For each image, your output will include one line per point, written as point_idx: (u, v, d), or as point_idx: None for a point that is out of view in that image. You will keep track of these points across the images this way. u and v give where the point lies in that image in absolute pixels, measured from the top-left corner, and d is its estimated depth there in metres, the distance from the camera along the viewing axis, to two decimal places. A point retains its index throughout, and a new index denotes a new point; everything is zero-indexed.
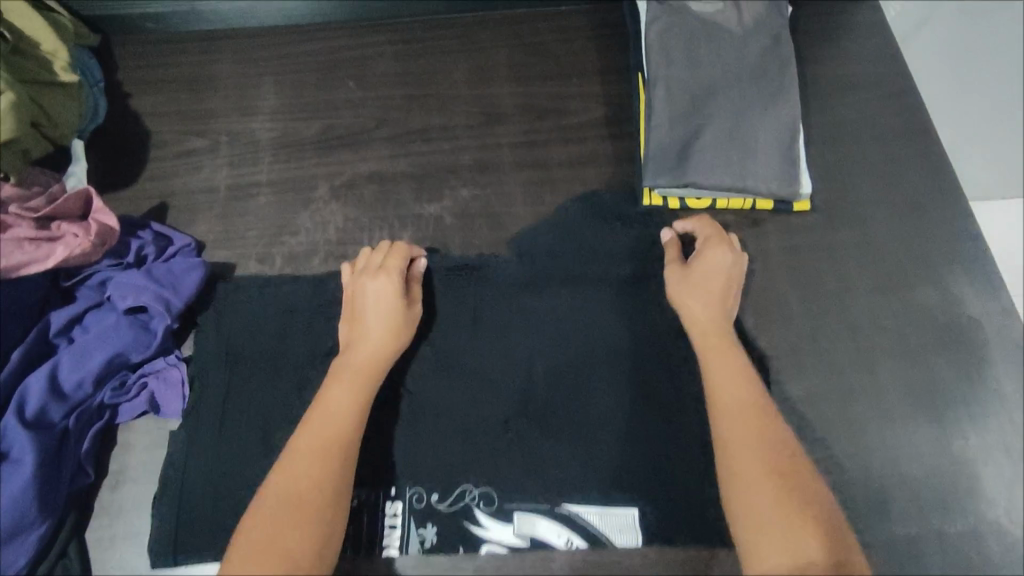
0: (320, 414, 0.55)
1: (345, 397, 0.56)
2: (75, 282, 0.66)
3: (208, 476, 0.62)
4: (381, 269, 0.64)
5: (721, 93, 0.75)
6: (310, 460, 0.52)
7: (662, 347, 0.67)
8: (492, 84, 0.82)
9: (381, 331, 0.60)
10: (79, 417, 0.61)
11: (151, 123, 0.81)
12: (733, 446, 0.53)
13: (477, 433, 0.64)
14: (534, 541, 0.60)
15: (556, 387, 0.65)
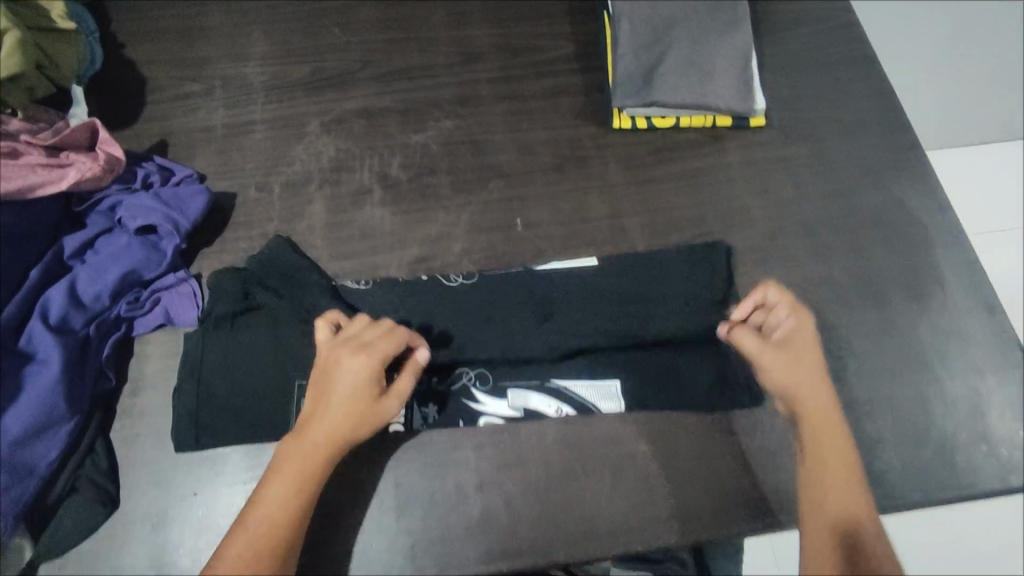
0: (259, 517, 0.55)
1: (282, 497, 0.56)
2: (86, 207, 0.71)
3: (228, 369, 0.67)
4: (362, 347, 0.61)
5: (680, 25, 0.82)
6: (240, 557, 0.54)
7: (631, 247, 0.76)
8: (469, 27, 0.88)
9: (339, 429, 0.59)
10: (98, 326, 0.66)
11: (147, 70, 0.85)
12: (830, 479, 0.60)
13: (467, 317, 0.70)
14: (526, 411, 0.67)
15: (534, 275, 0.72)
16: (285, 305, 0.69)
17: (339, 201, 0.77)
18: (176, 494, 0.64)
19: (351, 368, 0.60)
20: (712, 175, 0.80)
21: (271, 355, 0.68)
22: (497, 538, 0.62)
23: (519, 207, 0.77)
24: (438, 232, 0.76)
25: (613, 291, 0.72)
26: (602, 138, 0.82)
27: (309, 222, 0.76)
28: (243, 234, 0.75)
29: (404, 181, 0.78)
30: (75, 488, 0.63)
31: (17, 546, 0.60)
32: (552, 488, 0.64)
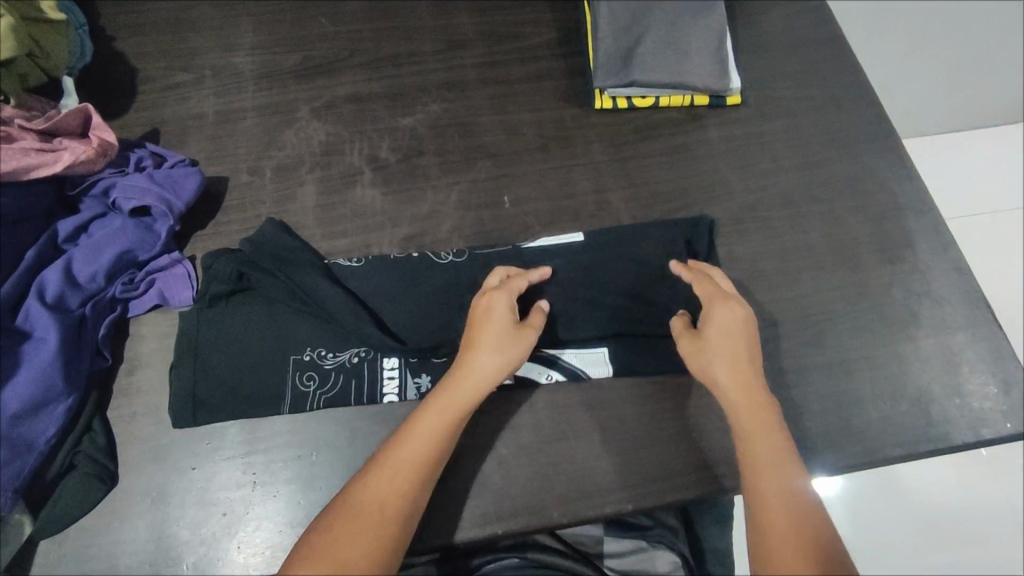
0: (402, 458, 0.56)
1: (421, 445, 0.57)
2: (80, 191, 0.72)
3: (225, 345, 0.68)
4: (506, 291, 0.65)
5: (657, 8, 0.85)
6: (388, 481, 0.55)
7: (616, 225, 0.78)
8: (454, 15, 0.90)
9: (494, 374, 0.60)
10: (94, 306, 0.67)
11: (137, 61, 0.86)
12: (771, 472, 0.56)
13: (460, 289, 0.72)
14: (516, 378, 0.68)
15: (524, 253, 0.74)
16: (281, 281, 0.70)
17: (331, 183, 0.78)
18: (175, 468, 0.65)
19: (499, 308, 0.64)
20: (692, 151, 0.83)
21: (269, 332, 0.69)
22: (493, 501, 0.64)
23: (506, 185, 0.79)
24: (428, 211, 0.78)
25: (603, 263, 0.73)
26: (585, 119, 0.84)
27: (301, 203, 0.77)
28: (236, 217, 0.77)
29: (394, 162, 0.80)
30: (74, 465, 0.63)
31: (16, 522, 0.59)
32: (545, 452, 0.66)
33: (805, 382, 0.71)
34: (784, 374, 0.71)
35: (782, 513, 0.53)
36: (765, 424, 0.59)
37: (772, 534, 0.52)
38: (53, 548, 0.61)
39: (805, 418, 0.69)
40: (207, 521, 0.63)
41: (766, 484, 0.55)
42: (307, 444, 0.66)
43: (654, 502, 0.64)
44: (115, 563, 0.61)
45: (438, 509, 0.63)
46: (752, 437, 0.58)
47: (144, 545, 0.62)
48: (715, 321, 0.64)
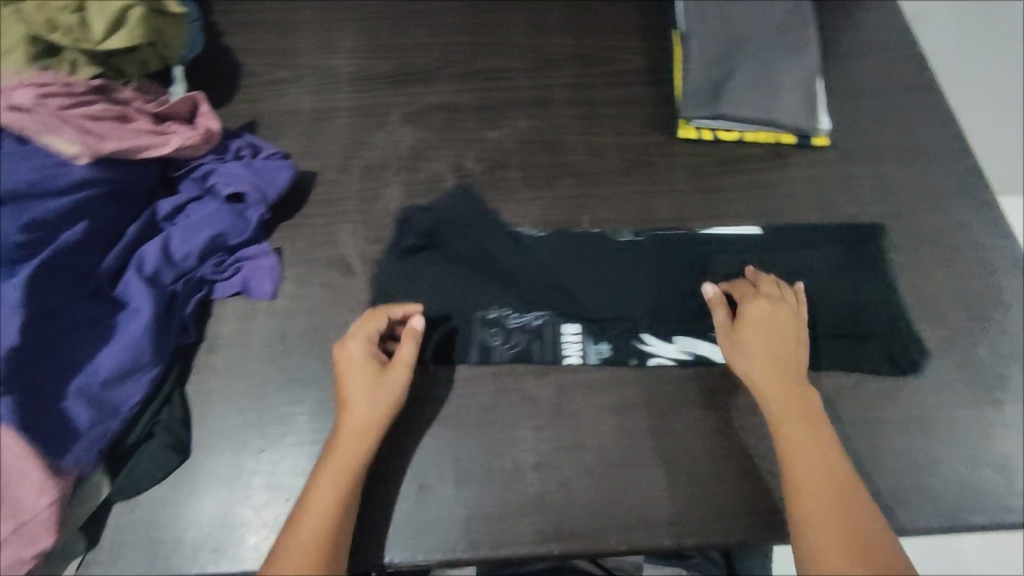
0: (318, 512, 0.57)
1: (333, 493, 0.58)
2: (182, 173, 0.75)
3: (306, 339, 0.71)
4: (354, 334, 0.64)
5: (751, 44, 0.85)
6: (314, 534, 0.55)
7: (714, 239, 0.78)
8: (545, 35, 0.92)
9: (373, 415, 0.61)
10: (185, 284, 0.70)
11: (242, 56, 0.91)
12: (823, 477, 0.59)
13: (578, 280, 0.74)
14: (602, 355, 0.70)
15: (621, 257, 0.76)
16: (471, 244, 0.76)
17: (416, 187, 0.80)
18: (245, 449, 0.66)
19: (351, 356, 0.63)
20: (775, 188, 0.82)
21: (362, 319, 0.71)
22: (553, 518, 0.63)
23: (587, 205, 0.80)
24: (509, 224, 0.79)
25: (723, 274, 0.75)
26: (669, 147, 0.85)
27: (386, 204, 0.79)
28: (322, 211, 0.79)
29: (478, 173, 0.82)
30: (152, 434, 0.65)
31: (95, 483, 0.61)
32: (609, 475, 0.65)
33: (882, 435, 0.68)
34: (860, 425, 0.69)
35: (827, 517, 0.56)
36: (817, 432, 0.61)
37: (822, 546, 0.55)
38: (127, 512, 0.63)
39: (879, 472, 0.67)
40: (272, 504, 0.64)
41: (812, 491, 0.58)
42: None
43: (715, 540, 0.63)
44: (182, 535, 0.62)
45: (497, 520, 0.63)
46: (798, 444, 0.61)
47: (210, 521, 0.63)
48: (745, 313, 0.67)
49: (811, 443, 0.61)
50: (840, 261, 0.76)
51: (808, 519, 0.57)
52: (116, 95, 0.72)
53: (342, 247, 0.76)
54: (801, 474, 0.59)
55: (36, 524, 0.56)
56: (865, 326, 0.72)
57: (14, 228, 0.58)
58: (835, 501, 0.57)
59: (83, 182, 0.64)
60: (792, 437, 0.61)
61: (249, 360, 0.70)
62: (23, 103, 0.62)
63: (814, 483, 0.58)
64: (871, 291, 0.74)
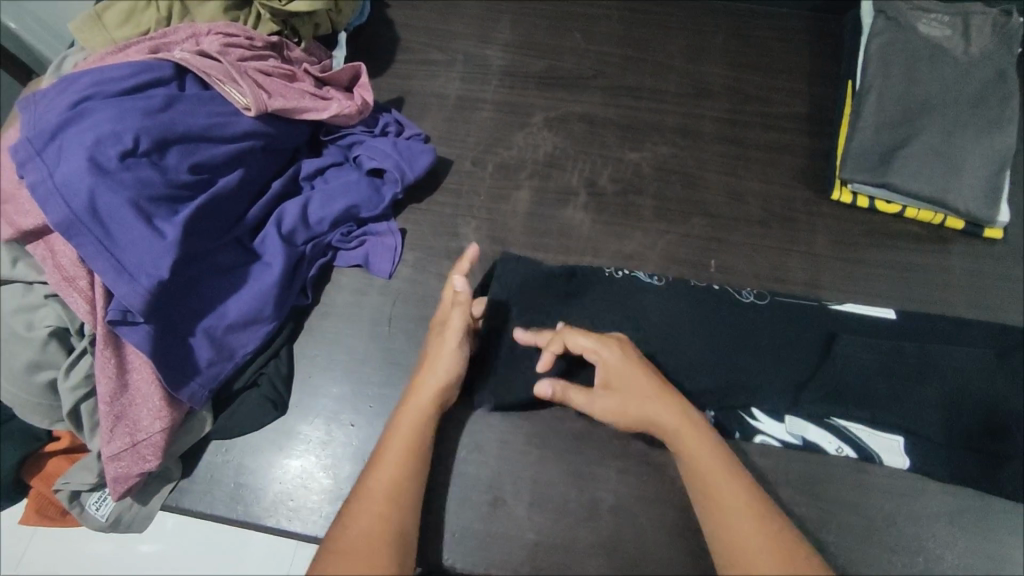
0: (381, 477, 0.56)
1: (393, 459, 0.57)
2: (330, 139, 0.77)
3: (413, 327, 0.72)
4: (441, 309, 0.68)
5: (936, 111, 0.77)
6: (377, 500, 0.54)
7: (867, 318, 0.71)
8: (706, 62, 0.88)
9: (437, 388, 0.62)
10: (314, 247, 0.72)
11: (402, 32, 0.92)
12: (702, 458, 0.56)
13: (716, 337, 0.68)
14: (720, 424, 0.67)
15: (763, 321, 0.70)
16: (597, 285, 0.72)
17: (545, 195, 0.79)
18: (336, 419, 0.68)
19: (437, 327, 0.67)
20: (927, 274, 0.75)
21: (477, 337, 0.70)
22: (623, 568, 0.61)
23: (716, 250, 0.76)
24: (632, 252, 0.76)
25: (872, 354, 0.67)
26: (817, 207, 0.79)
27: (513, 206, 0.79)
28: (450, 200, 0.79)
29: (610, 193, 0.79)
30: (256, 383, 0.68)
31: (200, 418, 0.65)
32: (688, 538, 0.62)
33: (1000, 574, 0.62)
34: (977, 557, 0.62)
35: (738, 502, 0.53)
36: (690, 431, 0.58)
37: (734, 536, 0.51)
38: (221, 451, 0.66)
39: None
40: (352, 478, 0.65)
41: (724, 500, 0.53)
42: (460, 440, 0.67)
43: None
44: (265, 487, 0.65)
45: (566, 554, 0.62)
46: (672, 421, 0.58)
47: (292, 480, 0.65)
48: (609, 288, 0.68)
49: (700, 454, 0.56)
50: (988, 359, 0.66)
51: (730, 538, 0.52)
52: (288, 53, 0.76)
53: (462, 241, 0.77)
54: (722, 488, 0.54)
55: (147, 446, 0.60)
56: (1001, 440, 0.63)
57: (183, 168, 0.62)
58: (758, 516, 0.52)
59: (247, 134, 0.68)
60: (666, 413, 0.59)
61: (356, 333, 0.72)
62: (212, 50, 0.68)
63: (730, 496, 0.53)
64: (1017, 399, 0.64)
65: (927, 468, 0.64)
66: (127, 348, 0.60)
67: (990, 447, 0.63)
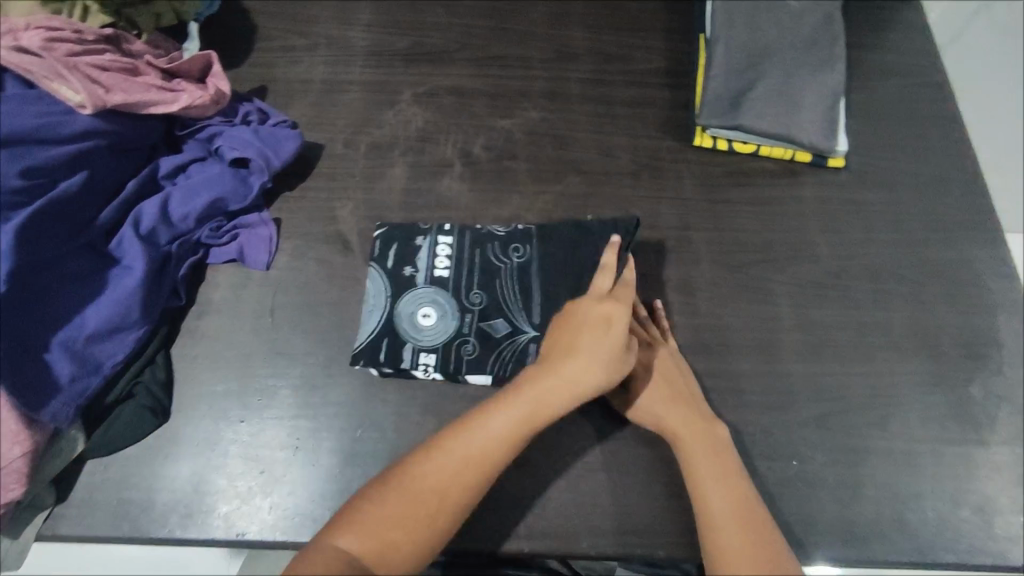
0: (447, 455, 0.59)
1: (465, 450, 0.59)
2: (188, 132, 0.74)
3: (296, 317, 0.70)
4: None
5: (775, 56, 0.83)
6: (440, 476, 0.58)
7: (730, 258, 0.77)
8: (569, 27, 0.91)
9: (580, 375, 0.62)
10: (181, 246, 0.69)
11: (259, 19, 0.89)
12: (703, 456, 0.61)
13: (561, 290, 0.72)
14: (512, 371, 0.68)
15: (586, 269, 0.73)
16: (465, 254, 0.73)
17: (420, 170, 0.79)
18: (224, 417, 0.65)
19: None
20: (783, 205, 0.80)
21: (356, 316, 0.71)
22: (526, 517, 0.63)
23: (591, 205, 0.79)
24: (511, 216, 0.78)
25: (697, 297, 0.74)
26: (681, 155, 0.83)
27: (389, 184, 0.78)
28: (324, 184, 0.78)
29: (485, 161, 0.81)
30: (132, 394, 0.64)
31: (70, 438, 0.61)
32: (584, 479, 0.65)
33: (865, 465, 0.68)
34: (845, 453, 0.68)
35: (719, 494, 0.58)
36: (682, 418, 0.63)
37: (713, 524, 0.57)
38: (99, 470, 0.62)
39: (858, 502, 0.66)
40: (246, 476, 0.63)
41: (709, 491, 0.59)
42: (355, 420, 0.66)
43: (685, 554, 0.63)
44: (153, 497, 0.62)
45: (471, 514, 0.63)
46: (676, 427, 0.63)
47: (182, 487, 0.63)
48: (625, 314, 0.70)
49: (687, 434, 0.62)
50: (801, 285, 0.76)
51: (701, 497, 0.59)
52: (128, 46, 0.72)
53: (341, 223, 0.76)
54: (707, 460, 0.60)
55: (8, 474, 0.56)
56: (808, 354, 0.72)
57: (12, 174, 0.58)
58: (721, 476, 0.59)
59: (86, 132, 0.63)
60: (666, 419, 0.63)
61: (237, 328, 0.69)
62: (33, 45, 0.63)
63: (711, 476, 0.59)
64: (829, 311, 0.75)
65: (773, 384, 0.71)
66: None
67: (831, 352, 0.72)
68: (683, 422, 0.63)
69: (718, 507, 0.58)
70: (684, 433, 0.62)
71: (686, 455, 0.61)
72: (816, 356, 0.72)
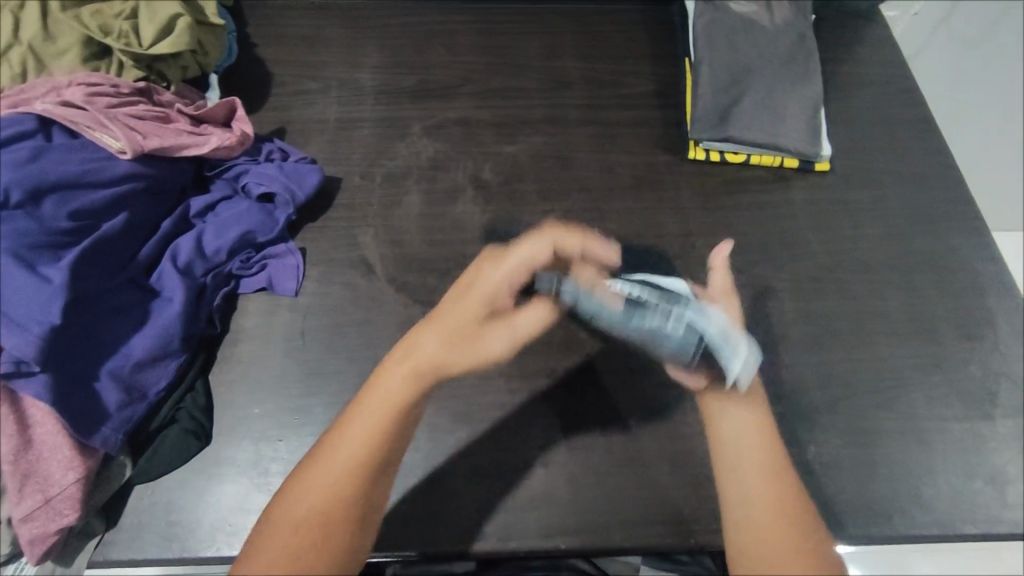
0: (338, 446, 0.56)
1: (355, 437, 0.56)
2: (216, 172, 0.78)
3: (327, 340, 0.74)
4: None
5: (756, 72, 0.90)
6: (337, 468, 0.55)
7: (731, 261, 0.81)
8: (561, 59, 0.98)
9: (431, 345, 0.61)
10: (214, 277, 0.72)
11: (273, 68, 0.95)
12: (769, 519, 0.55)
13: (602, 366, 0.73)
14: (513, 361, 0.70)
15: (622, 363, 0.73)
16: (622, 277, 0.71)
17: (435, 196, 0.84)
18: (264, 437, 0.68)
19: None
20: (778, 209, 0.86)
21: (384, 336, 0.74)
22: (560, 515, 0.66)
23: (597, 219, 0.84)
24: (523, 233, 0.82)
25: None
26: (677, 169, 0.89)
27: (406, 210, 0.83)
28: (345, 214, 0.82)
29: (494, 184, 0.86)
30: (175, 420, 0.67)
31: (119, 463, 0.64)
32: (613, 474, 0.68)
33: (878, 446, 0.71)
34: (858, 436, 0.71)
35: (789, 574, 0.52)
36: (765, 480, 0.57)
37: None
38: (146, 494, 0.65)
39: (874, 480, 0.69)
40: None
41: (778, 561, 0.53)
42: None
43: (715, 541, 0.66)
44: (199, 518, 0.64)
45: (509, 514, 0.66)
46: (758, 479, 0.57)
47: (226, 507, 0.65)
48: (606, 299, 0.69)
49: (754, 428, 0.61)
50: (801, 280, 0.80)
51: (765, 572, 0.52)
52: (158, 97, 0.77)
53: (363, 249, 0.80)
54: (758, 474, 0.58)
55: (63, 500, 0.59)
56: (814, 345, 0.76)
57: (61, 216, 0.62)
58: (764, 470, 0.58)
59: (125, 176, 0.68)
60: (749, 474, 0.58)
61: (271, 352, 0.73)
62: (76, 100, 0.68)
63: (781, 551, 0.53)
64: (832, 305, 0.79)
65: (783, 374, 0.74)
66: (26, 402, 0.59)
67: (835, 343, 0.76)
68: (766, 479, 0.58)
69: (755, 506, 0.56)
70: (751, 423, 0.61)
71: (739, 437, 0.60)
72: (821, 346, 0.76)
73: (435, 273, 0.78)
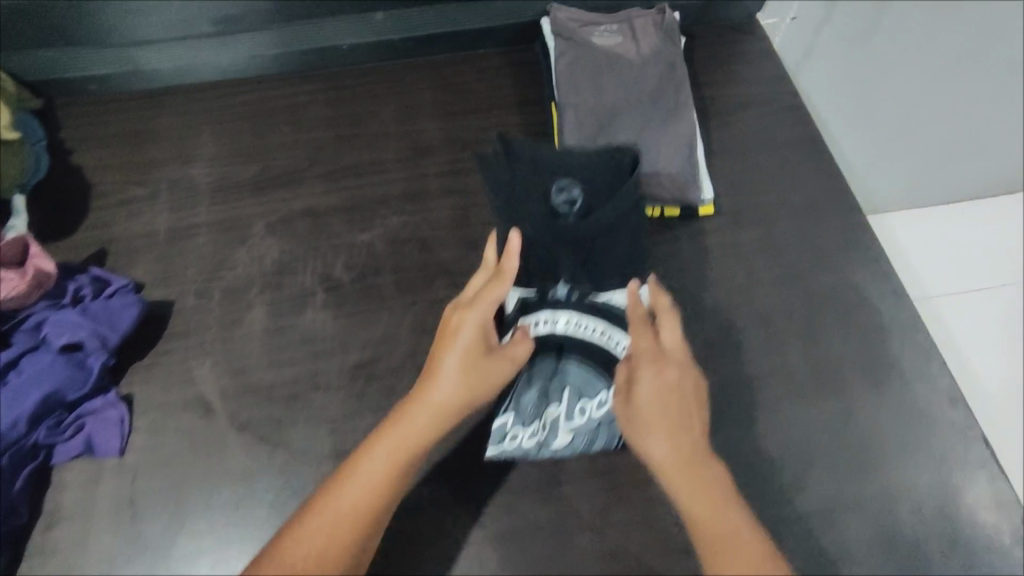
0: (361, 483, 0.56)
1: (377, 471, 0.57)
2: (9, 326, 0.67)
3: (158, 505, 0.64)
4: None
5: (624, 113, 0.82)
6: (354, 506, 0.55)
7: None
8: (419, 122, 0.89)
9: (451, 400, 0.59)
10: (11, 457, 0.61)
11: (92, 176, 0.85)
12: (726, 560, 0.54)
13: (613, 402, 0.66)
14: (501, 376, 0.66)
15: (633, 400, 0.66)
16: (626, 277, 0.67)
17: (280, 306, 0.75)
18: None
19: None
20: (663, 265, 0.78)
21: (224, 491, 0.65)
22: None
23: None
24: (382, 336, 0.73)
25: None
26: None
27: (248, 329, 0.73)
28: (178, 345, 0.72)
29: (348, 282, 0.76)
30: None
31: None
32: None
33: (787, 534, 0.64)
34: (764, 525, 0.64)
35: None
36: (718, 517, 0.56)
37: None
38: None
39: None
40: None
41: None
42: None
43: None
44: None
45: None
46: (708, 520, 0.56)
47: None
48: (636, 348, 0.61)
49: (680, 483, 0.57)
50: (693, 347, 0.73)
51: None
52: None
53: (199, 384, 0.70)
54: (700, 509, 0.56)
55: None
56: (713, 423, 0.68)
57: None
58: (707, 513, 0.56)
59: None
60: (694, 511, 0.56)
61: (93, 531, 0.63)
62: None
63: None
64: (729, 371, 0.71)
65: None
66: None
67: (736, 416, 0.69)
68: (706, 508, 0.56)
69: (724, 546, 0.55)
70: (679, 477, 0.58)
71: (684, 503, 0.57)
72: (721, 422, 0.69)
73: (282, 402, 0.69)
